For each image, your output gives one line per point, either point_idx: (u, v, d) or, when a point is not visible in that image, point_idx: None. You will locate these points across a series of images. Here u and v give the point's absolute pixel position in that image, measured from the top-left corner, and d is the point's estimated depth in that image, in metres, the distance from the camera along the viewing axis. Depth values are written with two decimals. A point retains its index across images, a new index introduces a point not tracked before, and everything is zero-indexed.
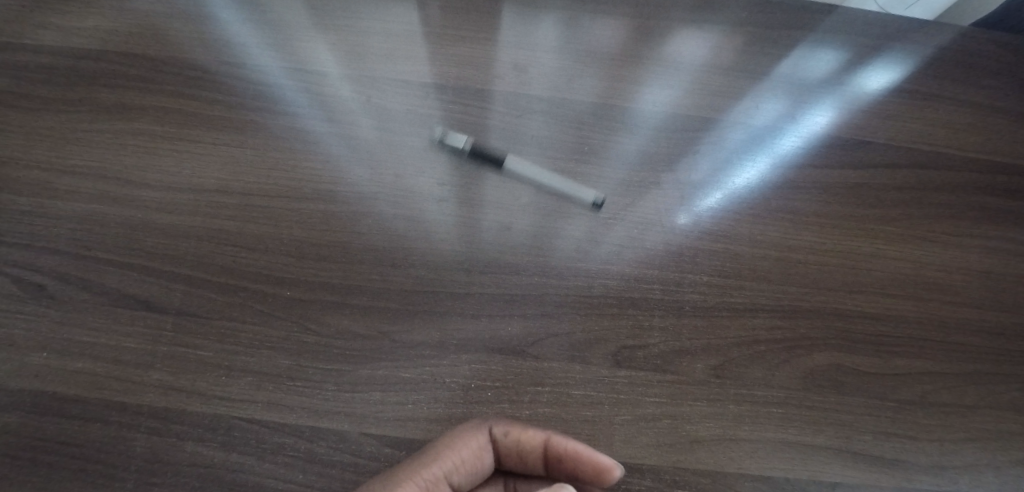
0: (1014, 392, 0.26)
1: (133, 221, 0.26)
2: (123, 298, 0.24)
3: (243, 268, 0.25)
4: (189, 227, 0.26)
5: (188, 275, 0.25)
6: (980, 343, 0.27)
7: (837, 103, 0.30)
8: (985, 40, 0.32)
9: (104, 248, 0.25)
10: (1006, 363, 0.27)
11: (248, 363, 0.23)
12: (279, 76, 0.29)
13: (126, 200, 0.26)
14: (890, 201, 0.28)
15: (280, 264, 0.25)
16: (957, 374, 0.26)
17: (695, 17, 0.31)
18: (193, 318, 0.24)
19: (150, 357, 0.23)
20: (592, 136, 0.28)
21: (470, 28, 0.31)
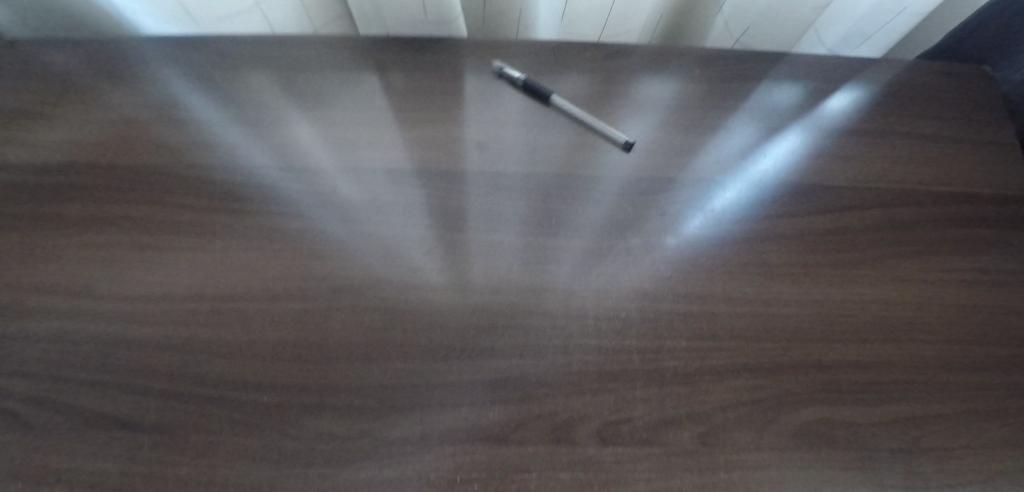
0: (1013, 430, 0.25)
1: (91, 334, 0.25)
2: (68, 414, 0.22)
3: (209, 373, 0.24)
4: (154, 335, 0.25)
5: (147, 385, 0.23)
6: (970, 380, 0.26)
7: (797, 148, 0.31)
8: (926, 78, 0.33)
9: (62, 370, 0.24)
10: (1004, 398, 0.26)
11: (203, 476, 0.21)
12: (247, 171, 0.29)
13: (87, 312, 0.26)
14: (859, 243, 0.28)
15: (248, 365, 0.24)
16: (951, 415, 0.25)
17: (649, 81, 0.32)
18: (142, 428, 0.22)
19: (89, 475, 0.20)
20: (559, 205, 0.28)
21: (436, 106, 0.32)
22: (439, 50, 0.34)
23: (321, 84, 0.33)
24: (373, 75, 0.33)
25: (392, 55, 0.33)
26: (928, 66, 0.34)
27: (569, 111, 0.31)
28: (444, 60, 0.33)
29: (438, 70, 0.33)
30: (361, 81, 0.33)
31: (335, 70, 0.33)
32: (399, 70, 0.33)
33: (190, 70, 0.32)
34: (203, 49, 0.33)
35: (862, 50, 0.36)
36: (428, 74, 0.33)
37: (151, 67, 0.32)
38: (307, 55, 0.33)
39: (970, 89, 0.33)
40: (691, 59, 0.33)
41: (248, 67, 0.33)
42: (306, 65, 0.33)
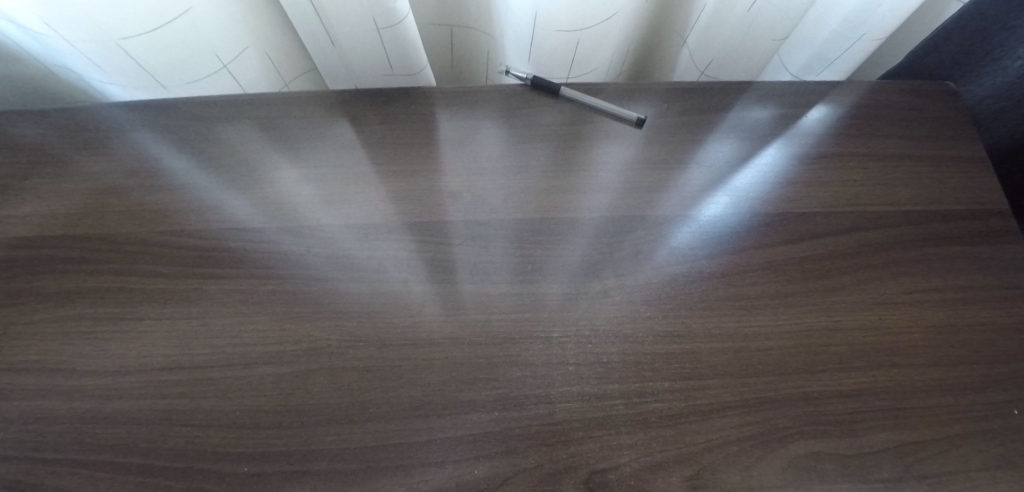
0: (1008, 453, 0.24)
1: (60, 409, 0.24)
2: None
3: (183, 446, 0.23)
4: (126, 409, 0.24)
5: (119, 462, 0.23)
6: (965, 400, 0.26)
7: (766, 179, 0.31)
8: (885, 102, 0.34)
9: (23, 452, 0.23)
10: (1001, 418, 0.25)
11: None
12: (222, 233, 0.29)
13: (54, 389, 0.25)
14: (836, 268, 0.28)
15: (222, 435, 0.23)
16: (945, 439, 0.25)
17: (619, 120, 0.33)
18: None
19: None
20: (537, 251, 0.28)
21: (411, 156, 0.32)
22: (412, 99, 0.34)
23: (297, 139, 0.33)
24: (348, 128, 0.33)
25: (365, 106, 0.34)
26: (886, 85, 0.35)
27: (586, 102, 0.33)
28: (417, 108, 0.34)
29: (412, 119, 0.33)
30: (336, 133, 0.33)
31: (311, 125, 0.33)
32: (374, 121, 0.33)
33: (165, 134, 0.32)
34: (177, 111, 0.33)
35: (825, 75, 0.38)
36: (402, 124, 0.33)
37: (126, 133, 0.32)
38: (282, 111, 0.34)
39: (930, 108, 0.34)
40: (658, 95, 0.34)
41: (224, 129, 0.33)
42: (281, 121, 0.33)
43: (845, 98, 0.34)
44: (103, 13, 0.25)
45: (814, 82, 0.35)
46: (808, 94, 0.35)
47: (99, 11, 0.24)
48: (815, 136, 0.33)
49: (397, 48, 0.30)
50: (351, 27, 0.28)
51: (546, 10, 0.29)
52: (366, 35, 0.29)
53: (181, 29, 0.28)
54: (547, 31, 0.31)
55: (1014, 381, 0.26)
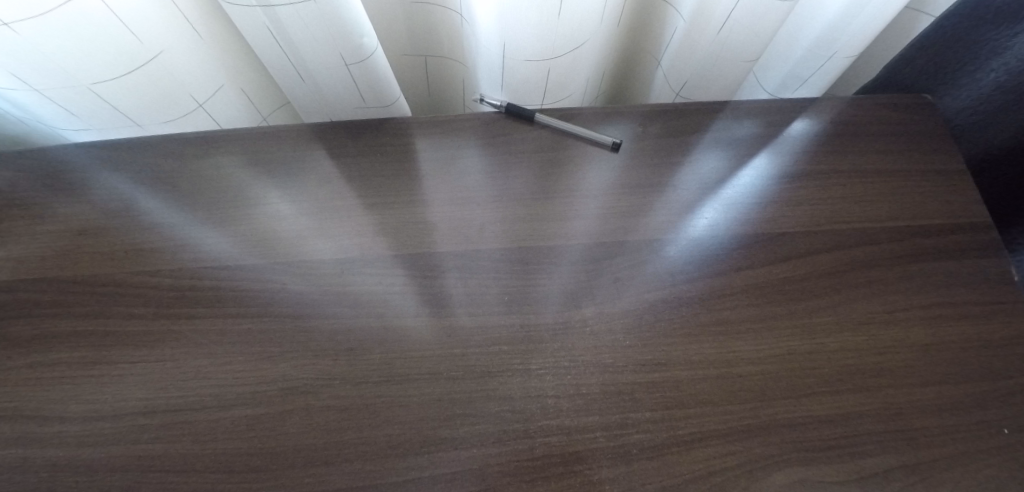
0: (1003, 475, 0.24)
1: (31, 461, 0.24)
2: None
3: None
4: (99, 457, 0.24)
5: None
6: (956, 420, 0.25)
7: (745, 199, 0.31)
8: (861, 117, 0.35)
9: None
10: (992, 438, 0.25)
11: None
12: (199, 272, 0.29)
13: (25, 439, 0.24)
14: (816, 290, 0.28)
15: (196, 482, 0.23)
16: (936, 461, 0.24)
17: (594, 145, 0.33)
18: None
19: None
20: (516, 281, 0.28)
21: (388, 188, 0.32)
22: (389, 129, 0.34)
23: (276, 174, 0.33)
24: (327, 161, 0.33)
25: (342, 138, 0.34)
26: (861, 100, 0.36)
27: (564, 128, 0.33)
28: (394, 139, 0.34)
29: (389, 150, 0.33)
30: (314, 167, 0.33)
31: (290, 159, 0.33)
32: (351, 153, 0.33)
33: (143, 174, 0.32)
34: (157, 150, 0.33)
35: (800, 92, 0.38)
36: (379, 156, 0.33)
37: (104, 174, 0.32)
38: (261, 146, 0.34)
39: (905, 122, 0.34)
40: (633, 118, 0.34)
41: (203, 166, 0.33)
42: (260, 156, 0.33)
43: (820, 114, 0.35)
44: (76, 63, 0.25)
45: (789, 100, 0.36)
46: (784, 111, 0.35)
47: (73, 61, 0.25)
48: (792, 155, 0.33)
49: (368, 83, 0.31)
50: (322, 67, 0.29)
51: (514, 41, 0.29)
52: (337, 73, 0.30)
53: (154, 72, 0.29)
54: (517, 61, 0.31)
55: (1003, 399, 0.26)
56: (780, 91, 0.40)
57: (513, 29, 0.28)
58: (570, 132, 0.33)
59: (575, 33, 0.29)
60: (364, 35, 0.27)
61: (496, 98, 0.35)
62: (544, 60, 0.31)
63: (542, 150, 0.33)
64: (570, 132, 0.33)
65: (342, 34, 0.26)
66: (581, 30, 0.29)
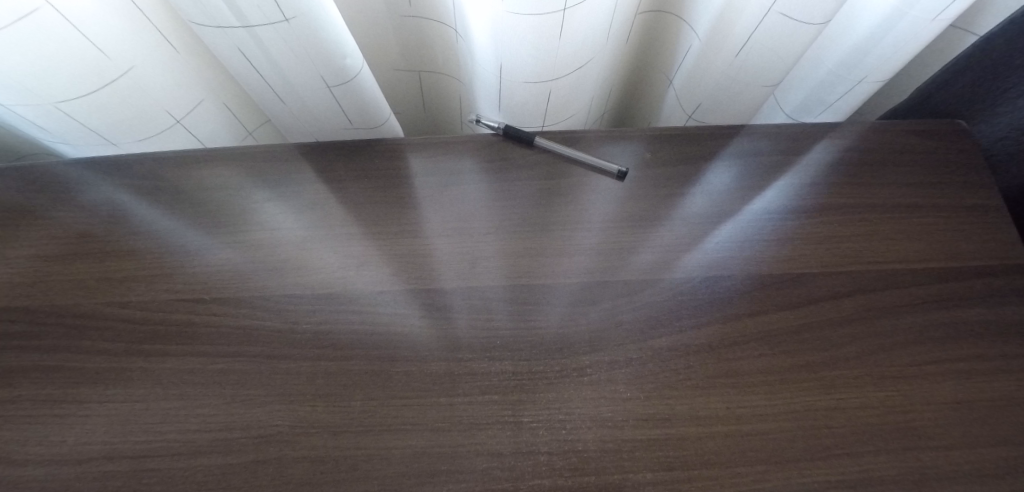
0: None
1: None
2: None
3: None
4: None
5: None
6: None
7: (760, 235, 0.29)
8: (886, 146, 0.32)
9: None
10: None
11: None
12: (172, 304, 0.27)
13: None
14: (836, 339, 0.26)
15: None
16: None
17: (598, 173, 0.31)
18: None
19: None
20: (509, 323, 0.26)
21: (378, 216, 0.30)
22: (382, 152, 0.33)
23: (263, 198, 0.31)
24: (317, 185, 0.32)
25: (333, 162, 0.32)
26: (887, 127, 0.33)
27: (566, 154, 0.31)
28: (387, 164, 0.32)
29: (381, 175, 0.32)
30: (303, 191, 0.31)
31: (279, 182, 0.32)
32: (342, 177, 0.32)
33: (125, 197, 0.31)
34: (140, 170, 0.32)
35: (821, 116, 0.36)
36: (371, 181, 0.31)
37: (84, 195, 0.31)
38: (250, 168, 0.33)
39: (932, 152, 0.32)
40: (639, 144, 0.32)
41: (186, 189, 0.32)
42: (247, 179, 0.32)
43: (841, 142, 0.32)
44: (42, 83, 0.23)
45: (809, 125, 0.33)
46: (802, 138, 0.32)
47: (37, 81, 0.23)
48: (811, 187, 0.30)
49: (354, 105, 0.29)
50: (304, 90, 0.27)
51: (510, 62, 0.27)
52: (320, 97, 0.28)
53: (126, 90, 0.27)
54: (515, 83, 0.29)
55: None
56: (800, 115, 0.37)
57: (510, 50, 0.26)
58: (571, 157, 0.31)
59: (577, 54, 0.27)
60: (347, 56, 0.25)
61: (492, 119, 0.34)
62: (544, 82, 0.29)
63: (541, 176, 0.31)
64: (571, 157, 0.31)
65: (322, 56, 0.24)
66: (584, 51, 0.27)
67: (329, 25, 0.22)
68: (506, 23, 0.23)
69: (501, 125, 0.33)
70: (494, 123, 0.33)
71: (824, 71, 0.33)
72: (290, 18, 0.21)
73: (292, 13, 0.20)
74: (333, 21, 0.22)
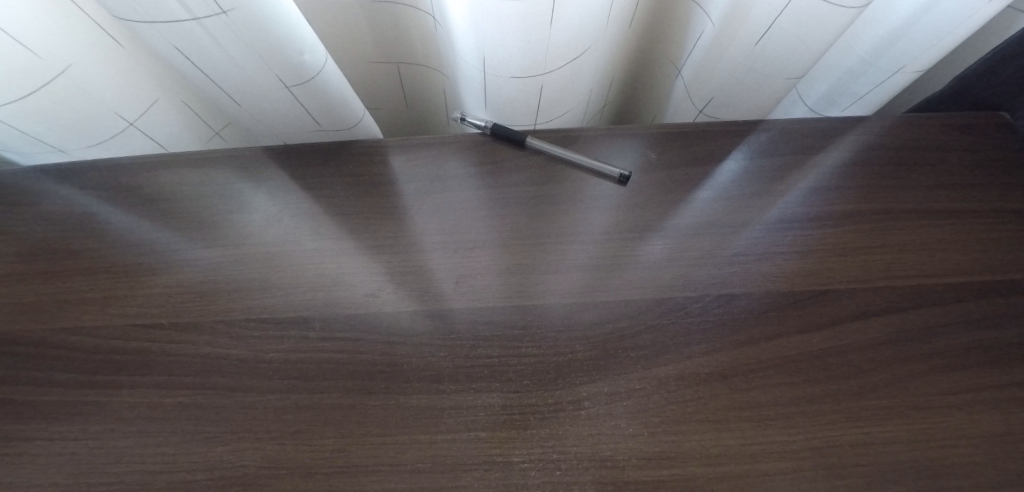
0: None
1: None
2: None
3: None
4: None
5: None
6: None
7: (780, 245, 0.26)
8: (916, 142, 0.29)
9: None
10: None
11: None
12: (127, 331, 0.24)
13: None
14: (862, 364, 0.23)
15: None
16: None
17: (598, 177, 0.28)
18: None
19: None
20: (499, 350, 0.23)
21: (357, 226, 0.27)
22: (362, 156, 0.30)
23: (230, 209, 0.28)
24: (291, 193, 0.29)
25: (309, 168, 0.29)
26: (917, 121, 0.30)
27: (562, 156, 0.29)
28: (366, 169, 0.29)
29: (361, 181, 0.29)
30: (276, 199, 0.29)
31: (252, 190, 0.29)
32: (317, 184, 0.29)
33: (75, 208, 0.28)
34: (94, 177, 0.29)
35: (847, 109, 0.32)
36: (349, 188, 0.29)
37: (35, 206, 0.28)
38: (218, 175, 0.30)
39: (971, 149, 0.29)
40: (642, 145, 0.29)
41: (146, 199, 0.29)
42: (214, 188, 0.29)
43: (866, 139, 0.29)
44: None
45: (829, 120, 0.30)
46: (822, 134, 0.29)
47: None
48: (835, 190, 0.27)
49: (320, 106, 0.26)
50: (259, 92, 0.24)
51: (494, 55, 0.24)
52: (279, 98, 0.25)
53: (63, 94, 0.24)
54: (500, 78, 0.26)
55: None
56: (822, 108, 0.34)
57: (492, 40, 0.22)
58: (566, 158, 0.29)
59: (571, 44, 0.24)
60: (305, 51, 0.22)
61: (478, 117, 0.31)
62: (534, 76, 0.26)
63: (534, 180, 0.28)
64: (566, 158, 0.29)
65: (274, 53, 0.21)
66: (579, 40, 0.24)
67: (277, 18, 0.19)
68: (485, 8, 0.20)
69: (488, 123, 0.30)
70: (481, 122, 0.30)
71: (850, 58, 0.29)
72: (228, 11, 0.18)
73: (229, 4, 0.17)
74: (283, 12, 0.19)
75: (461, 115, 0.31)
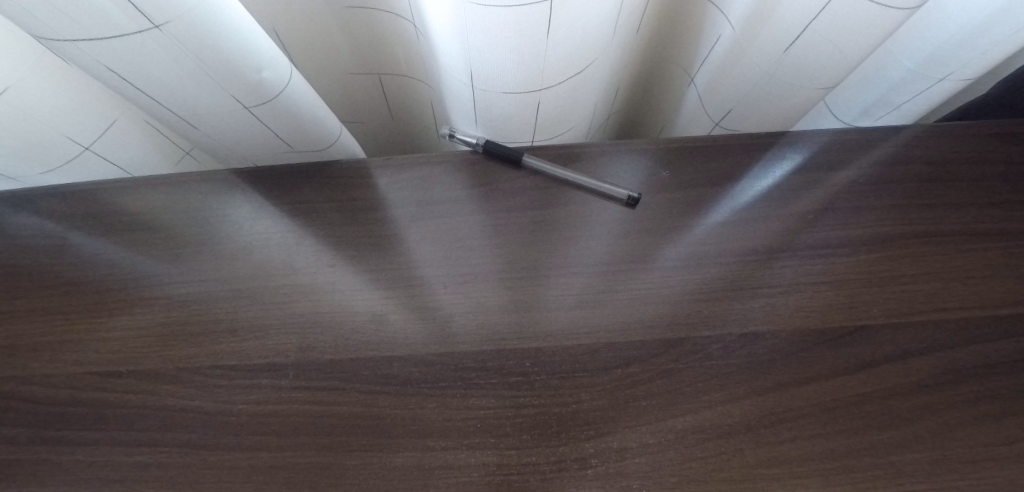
0: None
1: None
2: None
3: None
4: None
5: None
6: None
7: (808, 274, 0.23)
8: (953, 152, 0.26)
9: None
10: None
11: None
12: (81, 380, 0.22)
13: None
14: (908, 410, 0.20)
15: None
16: None
17: (603, 197, 0.26)
18: None
19: None
20: (494, 401, 0.20)
21: (339, 257, 0.25)
22: (345, 179, 0.27)
23: (198, 237, 0.26)
24: (267, 219, 0.26)
25: (288, 193, 0.27)
26: (955, 130, 0.27)
27: (563, 177, 0.26)
28: (349, 193, 0.27)
29: (343, 206, 0.26)
30: (248, 225, 0.26)
31: (223, 215, 0.26)
32: (296, 209, 0.26)
33: (29, 237, 0.26)
34: (49, 202, 0.26)
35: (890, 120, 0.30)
36: (330, 213, 0.26)
37: None
38: (186, 197, 0.27)
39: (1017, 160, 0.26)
40: (651, 163, 0.26)
41: (105, 224, 0.26)
42: (181, 212, 0.26)
43: (898, 152, 0.26)
44: None
45: (855, 130, 0.27)
46: (847, 146, 0.27)
47: None
48: (865, 210, 0.25)
49: (288, 125, 0.24)
50: (216, 114, 0.21)
51: (481, 68, 0.21)
52: (239, 120, 0.22)
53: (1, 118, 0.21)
54: (491, 93, 0.23)
55: None
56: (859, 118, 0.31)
57: (480, 52, 0.20)
58: (567, 177, 0.26)
59: (570, 58, 0.21)
60: (263, 67, 0.19)
61: (470, 134, 0.28)
62: (529, 92, 0.23)
63: (533, 201, 0.26)
64: (567, 177, 0.26)
65: (226, 71, 0.18)
66: (580, 54, 0.21)
67: (224, 31, 0.17)
68: (471, 17, 0.17)
69: (481, 140, 0.27)
70: (472, 140, 0.28)
71: (898, 66, 0.27)
72: (162, 25, 0.15)
73: (161, 17, 0.15)
74: (232, 23, 0.17)
75: (450, 133, 0.28)
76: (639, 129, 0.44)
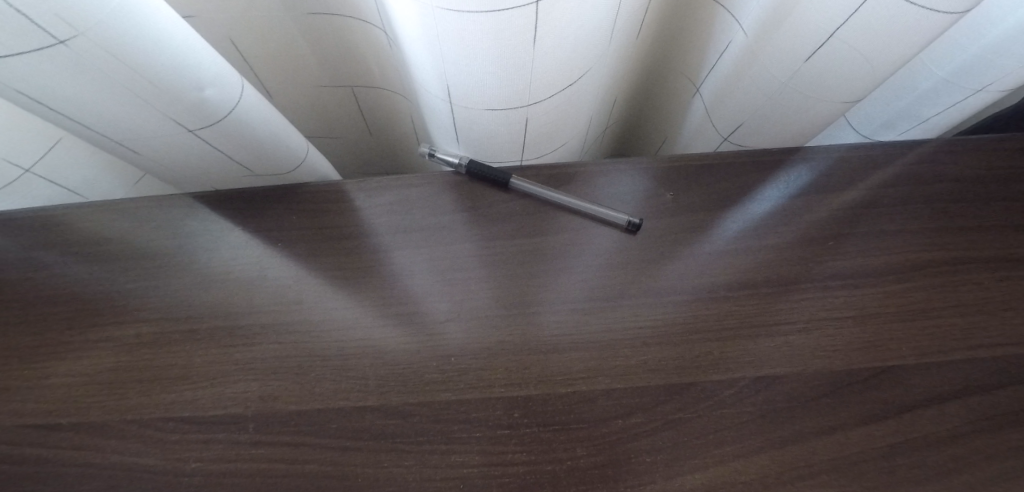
0: None
1: None
2: None
3: None
4: None
5: None
6: None
7: (825, 307, 0.21)
8: (979, 168, 0.24)
9: None
10: None
11: None
12: (12, 435, 0.19)
13: None
14: (949, 462, 0.17)
15: None
16: None
17: (600, 222, 0.23)
18: None
19: None
20: (478, 457, 0.18)
21: (310, 290, 0.22)
22: (319, 203, 0.25)
23: (154, 269, 0.23)
24: (230, 247, 0.24)
25: (255, 219, 0.24)
26: (982, 144, 0.25)
27: (556, 200, 0.24)
28: (321, 218, 0.24)
29: (315, 232, 0.24)
30: (210, 256, 0.24)
31: (183, 244, 0.24)
32: (263, 237, 0.24)
33: None
34: None
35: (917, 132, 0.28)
36: (300, 241, 0.24)
37: None
38: (143, 224, 0.25)
39: None
40: (652, 183, 0.24)
41: (53, 252, 0.24)
42: (137, 241, 0.24)
43: (921, 168, 0.24)
44: None
45: (872, 145, 0.25)
46: (864, 162, 0.24)
47: None
48: (888, 234, 0.22)
49: (245, 147, 0.22)
50: (160, 135, 0.19)
51: (457, 82, 0.19)
52: (188, 142, 0.20)
53: None
54: (473, 109, 0.21)
55: None
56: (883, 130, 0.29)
57: (455, 65, 0.17)
58: (559, 200, 0.24)
59: (557, 72, 0.19)
60: (207, 85, 0.17)
61: (453, 154, 0.26)
62: (515, 108, 0.21)
63: (524, 227, 0.23)
64: (559, 200, 0.24)
65: (162, 89, 0.16)
66: (568, 68, 0.19)
67: (152, 44, 0.15)
68: (442, 25, 0.15)
69: (465, 161, 0.25)
70: (455, 161, 0.25)
71: (928, 76, 0.25)
72: (70, 40, 0.13)
73: (68, 30, 0.12)
74: (163, 35, 0.15)
75: (432, 156, 0.26)
76: (638, 142, 0.42)
